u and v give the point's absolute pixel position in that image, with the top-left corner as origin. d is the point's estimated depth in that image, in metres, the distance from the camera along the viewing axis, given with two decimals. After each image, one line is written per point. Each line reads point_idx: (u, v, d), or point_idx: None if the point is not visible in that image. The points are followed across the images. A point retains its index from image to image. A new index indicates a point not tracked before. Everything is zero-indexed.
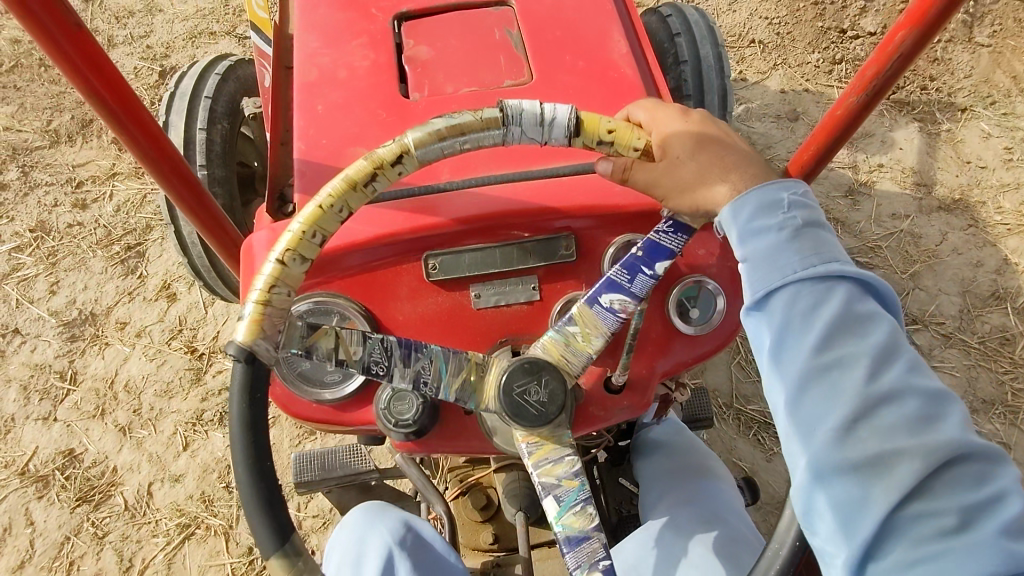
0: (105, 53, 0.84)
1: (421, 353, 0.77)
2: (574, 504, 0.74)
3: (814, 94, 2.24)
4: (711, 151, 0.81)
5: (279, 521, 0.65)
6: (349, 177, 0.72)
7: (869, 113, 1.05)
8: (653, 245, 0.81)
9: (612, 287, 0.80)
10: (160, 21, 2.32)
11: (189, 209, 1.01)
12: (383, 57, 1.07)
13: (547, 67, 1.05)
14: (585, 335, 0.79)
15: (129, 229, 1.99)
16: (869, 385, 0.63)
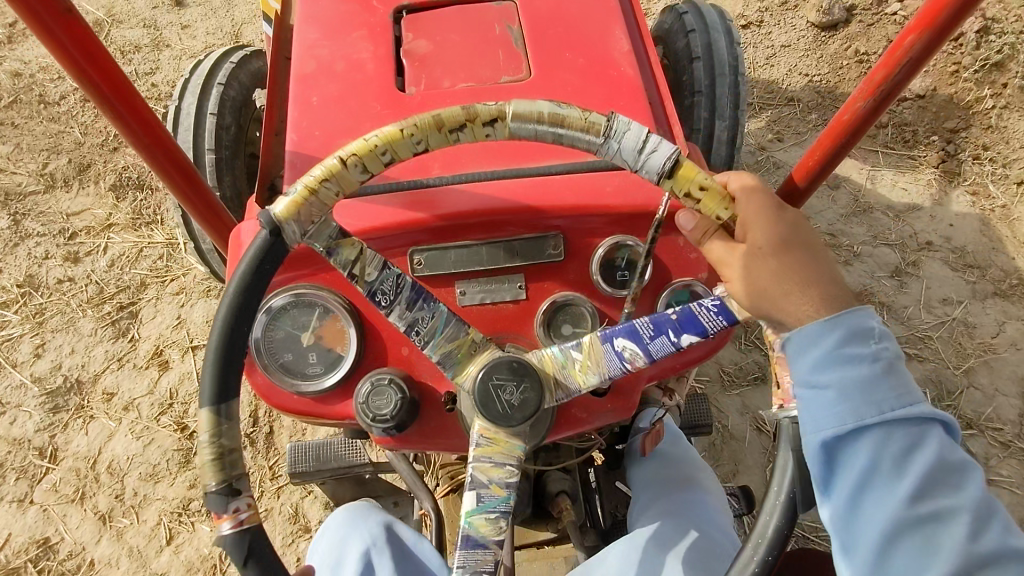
0: (97, 38, 0.84)
1: (426, 306, 0.78)
2: (490, 510, 0.73)
3: (857, 161, 2.16)
4: (790, 260, 0.70)
5: (220, 381, 0.67)
6: (439, 116, 0.68)
7: (876, 120, 1.02)
8: (689, 315, 0.77)
9: (630, 334, 0.77)
10: (166, 57, 2.32)
11: (184, 197, 1.01)
12: (382, 51, 1.07)
13: (546, 64, 1.04)
14: (584, 365, 0.77)
15: (123, 287, 1.92)
16: (971, 544, 0.59)
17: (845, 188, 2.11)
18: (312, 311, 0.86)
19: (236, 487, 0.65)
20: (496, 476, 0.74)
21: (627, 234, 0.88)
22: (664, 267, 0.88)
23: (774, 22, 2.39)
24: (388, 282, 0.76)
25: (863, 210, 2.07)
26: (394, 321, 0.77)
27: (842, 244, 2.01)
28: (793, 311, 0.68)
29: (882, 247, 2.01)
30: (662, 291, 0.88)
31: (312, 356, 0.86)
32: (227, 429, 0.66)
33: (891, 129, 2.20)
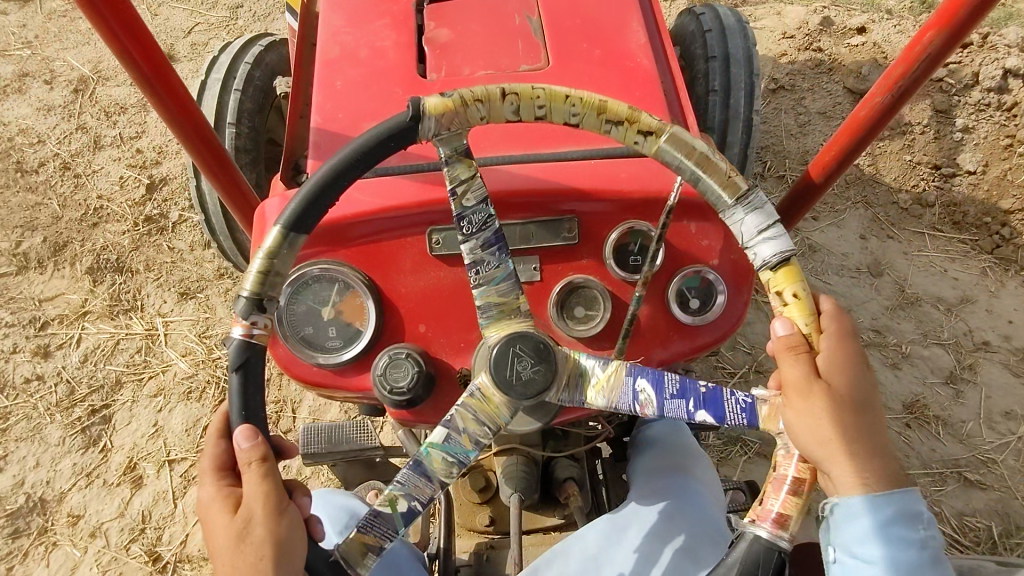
0: (141, 18, 0.88)
1: (498, 252, 0.80)
2: (451, 452, 0.76)
3: (900, 243, 2.02)
4: (861, 422, 0.66)
5: (297, 211, 0.77)
6: (605, 102, 0.74)
7: (895, 116, 1.03)
8: (716, 394, 0.74)
9: (654, 380, 0.76)
10: (153, 120, 2.23)
11: (213, 175, 1.04)
12: (404, 37, 1.10)
13: (564, 54, 1.06)
14: (599, 384, 0.77)
15: (95, 387, 1.82)
16: None
17: (887, 276, 1.97)
18: (332, 286, 0.89)
19: (267, 303, 0.76)
20: (472, 429, 0.76)
21: (640, 219, 0.90)
22: (675, 252, 0.91)
23: (808, 87, 2.22)
24: (478, 216, 0.79)
25: (910, 302, 1.92)
26: (464, 246, 0.79)
27: (889, 343, 1.85)
28: (825, 454, 0.64)
29: (933, 347, 1.86)
30: (674, 277, 0.91)
31: (332, 330, 0.89)
32: (282, 254, 0.76)
33: (938, 210, 2.06)
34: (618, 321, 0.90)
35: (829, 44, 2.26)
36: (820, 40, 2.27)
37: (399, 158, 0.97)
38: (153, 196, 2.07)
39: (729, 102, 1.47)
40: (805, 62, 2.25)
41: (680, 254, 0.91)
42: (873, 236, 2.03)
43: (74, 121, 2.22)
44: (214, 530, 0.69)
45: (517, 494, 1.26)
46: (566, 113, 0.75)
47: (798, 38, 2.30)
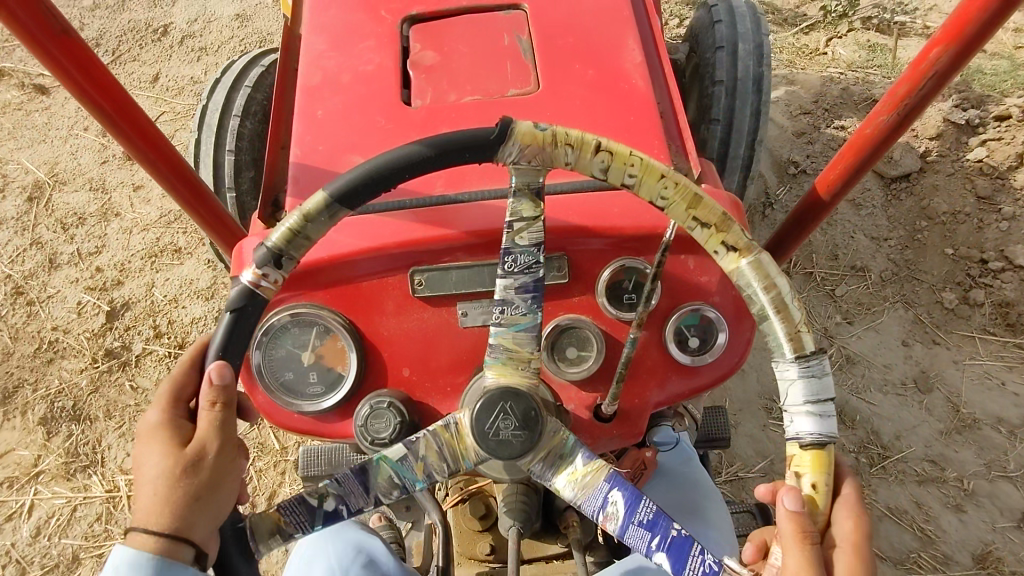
0: (95, 55, 0.84)
1: (536, 302, 0.75)
2: (400, 474, 0.73)
3: (949, 349, 1.87)
4: None
5: (348, 186, 0.70)
6: (702, 199, 0.69)
7: (899, 137, 0.97)
8: (682, 541, 0.72)
9: (632, 501, 0.73)
10: (114, 230, 2.09)
11: (193, 212, 1.01)
12: (388, 62, 1.05)
13: (554, 75, 1.01)
14: (571, 478, 0.75)
15: (50, 567, 1.63)
16: None
17: (938, 391, 1.81)
18: (311, 330, 0.85)
19: (285, 260, 0.71)
20: (429, 461, 0.74)
21: (634, 256, 0.85)
22: (673, 288, 0.86)
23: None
24: (522, 257, 0.73)
25: (967, 425, 1.76)
26: (498, 281, 0.74)
27: (949, 477, 1.68)
28: None
29: (999, 480, 1.68)
30: (671, 315, 0.85)
31: (312, 376, 0.85)
32: (319, 221, 0.70)
33: (990, 307, 1.90)
34: (612, 362, 0.85)
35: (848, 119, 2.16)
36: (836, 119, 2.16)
37: (383, 191, 0.92)
38: (115, 322, 1.93)
39: (730, 144, 1.39)
40: (825, 142, 2.12)
41: (677, 291, 0.86)
42: (917, 342, 1.88)
43: (29, 235, 2.09)
44: (155, 448, 0.70)
45: (516, 527, 1.21)
46: (655, 193, 0.69)
47: (808, 116, 2.19)
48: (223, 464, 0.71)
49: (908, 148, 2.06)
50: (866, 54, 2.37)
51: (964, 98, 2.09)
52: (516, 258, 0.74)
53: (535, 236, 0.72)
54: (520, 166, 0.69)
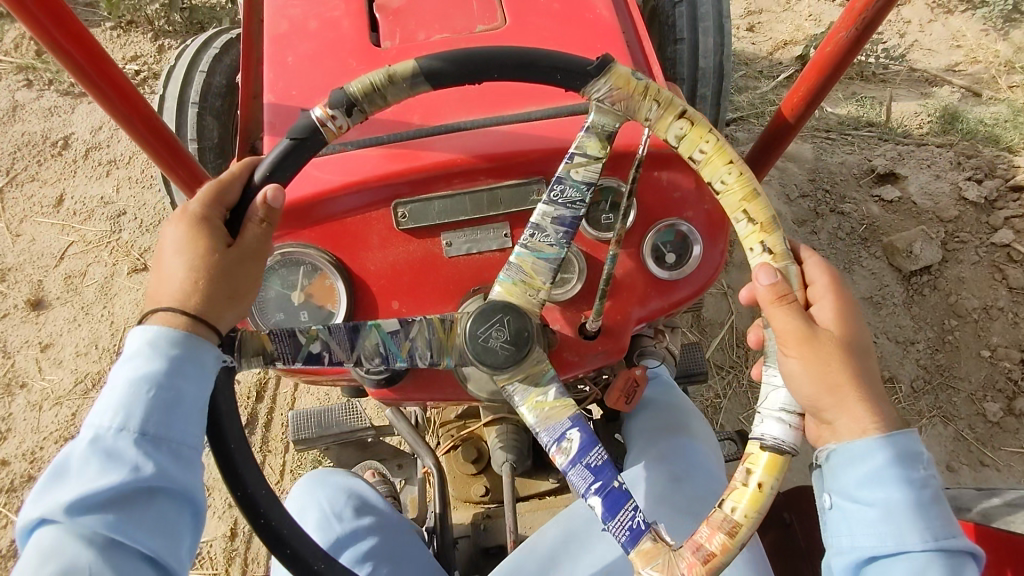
0: (67, 7, 0.83)
1: (567, 237, 0.80)
2: (388, 351, 0.78)
3: (999, 471, 1.63)
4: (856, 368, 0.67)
5: (443, 66, 0.75)
6: (754, 190, 0.74)
7: (861, 51, 1.01)
8: (618, 493, 0.71)
9: (588, 443, 0.73)
10: (19, 405, 1.72)
11: (165, 165, 1.02)
12: (353, 6, 1.05)
13: (520, 11, 1.02)
14: (535, 404, 0.76)
15: None
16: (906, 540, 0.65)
17: None
18: (299, 270, 0.86)
19: (355, 111, 0.76)
20: (416, 346, 0.78)
21: (609, 176, 0.88)
22: (648, 207, 0.89)
23: (844, 267, 1.82)
24: (571, 191, 0.80)
25: None
26: (541, 204, 0.80)
27: None
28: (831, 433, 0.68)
29: None
30: (648, 233, 0.89)
31: (304, 315, 0.86)
32: (400, 86, 0.76)
33: None
34: (594, 282, 0.88)
35: (855, 203, 1.89)
36: (843, 206, 1.89)
37: (361, 130, 0.94)
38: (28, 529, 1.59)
39: (697, 86, 1.43)
40: (831, 231, 1.87)
41: (652, 208, 0.89)
42: (963, 464, 1.64)
43: None
44: (192, 242, 0.71)
45: (508, 463, 1.25)
46: (719, 173, 0.75)
47: (810, 200, 1.92)
48: (253, 278, 0.75)
49: (929, 239, 1.78)
50: (856, 109, 2.11)
51: (974, 167, 1.87)
52: (563, 191, 0.80)
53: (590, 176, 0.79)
54: (602, 104, 0.77)
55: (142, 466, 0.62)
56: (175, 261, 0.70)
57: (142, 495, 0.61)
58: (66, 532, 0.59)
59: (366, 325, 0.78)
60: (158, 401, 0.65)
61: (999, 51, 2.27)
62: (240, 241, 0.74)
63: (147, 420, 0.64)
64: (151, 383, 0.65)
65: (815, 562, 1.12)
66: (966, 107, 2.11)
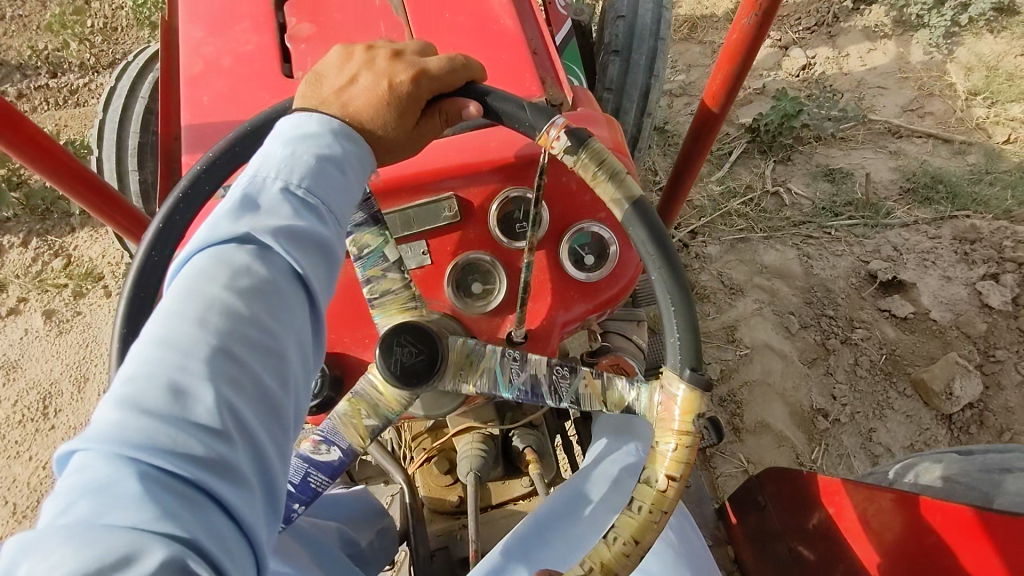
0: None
1: (518, 389, 0.80)
2: (371, 259, 0.81)
3: None
4: None
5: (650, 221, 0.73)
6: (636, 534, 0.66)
7: (767, 36, 1.03)
8: (278, 504, 0.79)
9: (329, 467, 0.81)
10: None
11: (103, 215, 1.04)
12: (266, 40, 1.07)
13: (427, 29, 1.04)
14: (354, 412, 0.81)
15: None
16: None
17: None
18: None
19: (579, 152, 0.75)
20: (377, 283, 0.82)
21: (518, 186, 0.89)
22: (560, 213, 0.90)
23: (874, 413, 1.57)
24: (565, 389, 0.79)
25: None
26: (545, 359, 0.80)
27: None
28: None
29: None
30: (564, 237, 0.90)
31: None
32: (610, 189, 0.76)
33: None
34: (516, 290, 0.89)
35: (867, 327, 1.66)
36: (853, 334, 1.66)
37: None
38: None
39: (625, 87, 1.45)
40: (849, 368, 1.62)
41: (566, 213, 0.90)
42: None
43: None
44: (395, 99, 0.72)
45: (473, 473, 1.26)
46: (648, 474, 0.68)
47: (815, 330, 1.68)
48: (396, 157, 0.77)
49: (966, 371, 1.51)
50: (829, 187, 1.95)
51: (988, 261, 1.67)
52: (561, 383, 0.79)
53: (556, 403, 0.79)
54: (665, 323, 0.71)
55: (322, 224, 0.63)
56: (369, 101, 0.71)
57: (316, 246, 0.62)
58: (254, 255, 0.58)
59: (384, 229, 0.82)
60: (334, 174, 0.66)
61: (956, 83, 2.11)
62: (419, 126, 0.76)
63: (324, 186, 0.65)
64: (328, 157, 0.66)
65: (791, 542, 1.13)
66: (943, 162, 1.95)
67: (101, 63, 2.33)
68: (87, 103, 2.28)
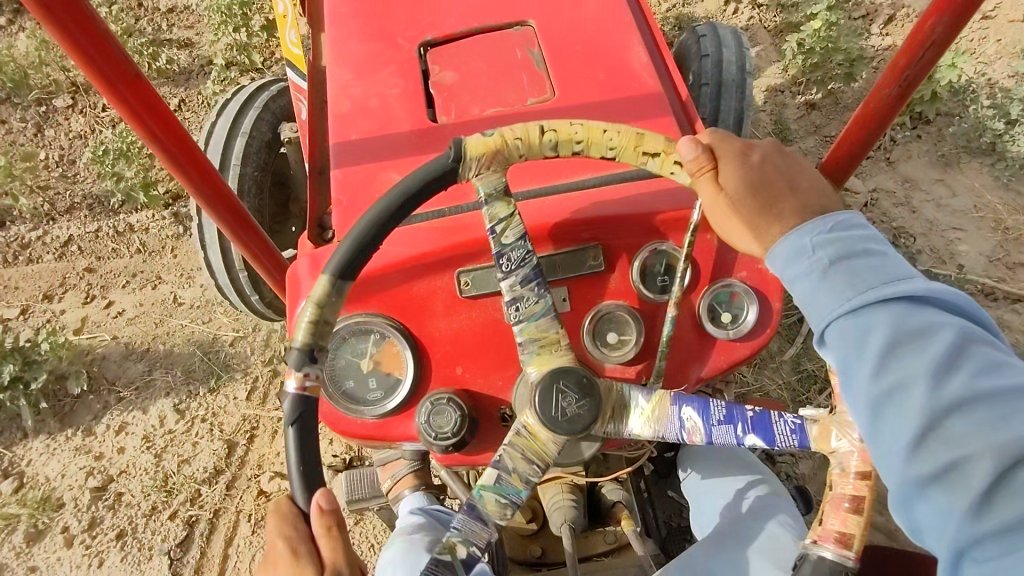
0: (158, 95, 0.87)
1: (539, 287, 0.79)
2: (503, 493, 0.77)
3: None
4: (758, 201, 0.77)
5: (347, 257, 0.79)
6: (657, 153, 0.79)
7: (906, 106, 0.99)
8: (759, 419, 0.77)
9: (700, 408, 0.78)
10: None
11: (238, 238, 1.06)
12: (412, 84, 1.13)
13: (568, 82, 1.10)
14: (648, 416, 0.80)
15: None
16: (933, 399, 0.57)
17: None
18: (368, 338, 0.91)
19: (318, 353, 0.77)
20: None
21: (664, 240, 0.91)
22: (703, 271, 0.91)
23: None
24: (516, 254, 0.79)
25: None
26: (504, 283, 0.79)
27: None
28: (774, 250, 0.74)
29: None
30: (704, 293, 0.91)
31: (373, 381, 0.91)
32: (331, 301, 0.78)
33: None
34: (654, 342, 0.90)
35: None
36: None
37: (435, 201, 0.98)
38: None
39: None
40: None
41: (707, 269, 0.91)
42: None
43: None
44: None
45: (568, 524, 1.23)
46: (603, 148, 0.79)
47: None
48: None
49: None
50: None
51: None
52: (510, 257, 0.80)
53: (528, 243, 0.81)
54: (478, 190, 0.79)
55: None
56: None
57: None
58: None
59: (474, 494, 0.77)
60: None
61: None
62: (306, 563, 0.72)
63: None
64: None
65: None
66: None
67: (55, 210, 2.01)
68: (38, 259, 1.97)
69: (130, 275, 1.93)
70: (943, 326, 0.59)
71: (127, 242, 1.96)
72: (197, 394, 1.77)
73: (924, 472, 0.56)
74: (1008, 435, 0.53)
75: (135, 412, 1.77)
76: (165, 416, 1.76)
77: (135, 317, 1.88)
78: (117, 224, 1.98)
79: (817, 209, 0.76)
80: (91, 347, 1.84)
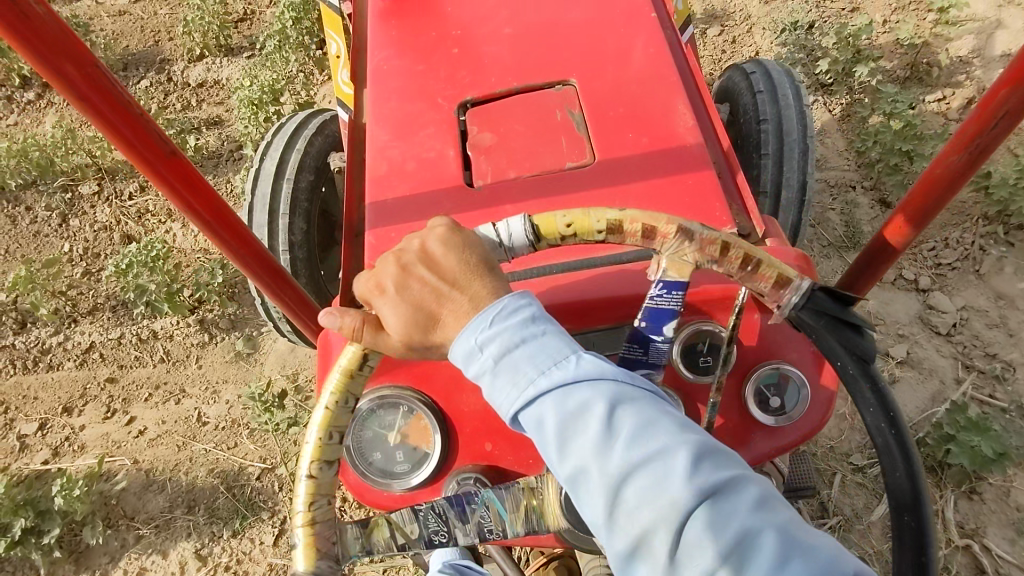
0: (198, 172, 0.89)
1: (474, 504, 0.79)
2: None
3: None
4: (426, 328, 0.69)
5: None
6: (346, 368, 0.75)
7: (974, 176, 0.92)
8: (653, 312, 0.79)
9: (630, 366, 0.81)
10: None
11: (274, 294, 1.08)
12: (450, 147, 1.12)
13: (609, 146, 1.08)
14: None
15: None
16: (605, 473, 0.59)
17: None
18: (396, 411, 0.88)
19: None
20: (529, 515, 0.78)
21: (709, 321, 0.86)
22: (746, 354, 0.87)
23: None
24: (432, 519, 0.77)
25: None
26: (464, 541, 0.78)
27: None
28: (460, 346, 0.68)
29: None
30: (749, 376, 0.86)
31: (400, 455, 0.88)
32: None
33: None
34: None
35: None
36: None
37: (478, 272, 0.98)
38: None
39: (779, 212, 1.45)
40: None
41: (751, 352, 0.87)
42: None
43: None
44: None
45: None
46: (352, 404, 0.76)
47: None
48: None
49: None
50: None
51: None
52: (432, 526, 0.78)
53: (406, 514, 0.77)
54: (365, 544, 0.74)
55: None
56: None
57: None
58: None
59: None
60: None
61: None
62: None
63: None
64: None
65: None
66: None
67: (78, 311, 2.07)
68: (58, 366, 2.01)
69: (152, 387, 1.94)
70: (594, 398, 0.62)
71: (149, 350, 2.00)
72: (221, 536, 1.72)
73: (619, 544, 0.58)
74: (668, 497, 0.57)
75: (155, 554, 1.72)
76: (186, 562, 1.70)
77: (157, 437, 1.87)
78: (140, 331, 2.03)
79: (483, 295, 0.68)
80: (111, 473, 1.82)
